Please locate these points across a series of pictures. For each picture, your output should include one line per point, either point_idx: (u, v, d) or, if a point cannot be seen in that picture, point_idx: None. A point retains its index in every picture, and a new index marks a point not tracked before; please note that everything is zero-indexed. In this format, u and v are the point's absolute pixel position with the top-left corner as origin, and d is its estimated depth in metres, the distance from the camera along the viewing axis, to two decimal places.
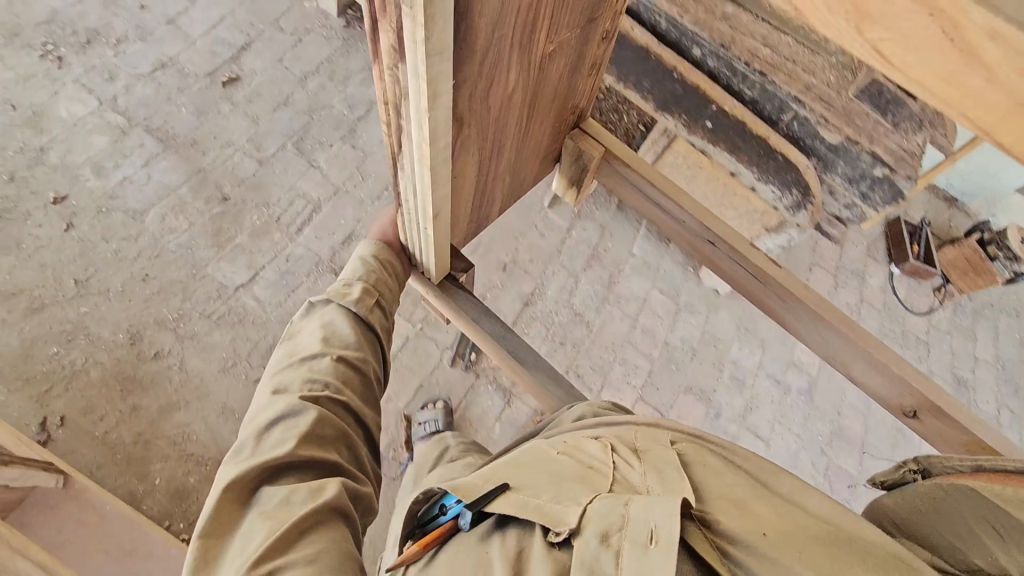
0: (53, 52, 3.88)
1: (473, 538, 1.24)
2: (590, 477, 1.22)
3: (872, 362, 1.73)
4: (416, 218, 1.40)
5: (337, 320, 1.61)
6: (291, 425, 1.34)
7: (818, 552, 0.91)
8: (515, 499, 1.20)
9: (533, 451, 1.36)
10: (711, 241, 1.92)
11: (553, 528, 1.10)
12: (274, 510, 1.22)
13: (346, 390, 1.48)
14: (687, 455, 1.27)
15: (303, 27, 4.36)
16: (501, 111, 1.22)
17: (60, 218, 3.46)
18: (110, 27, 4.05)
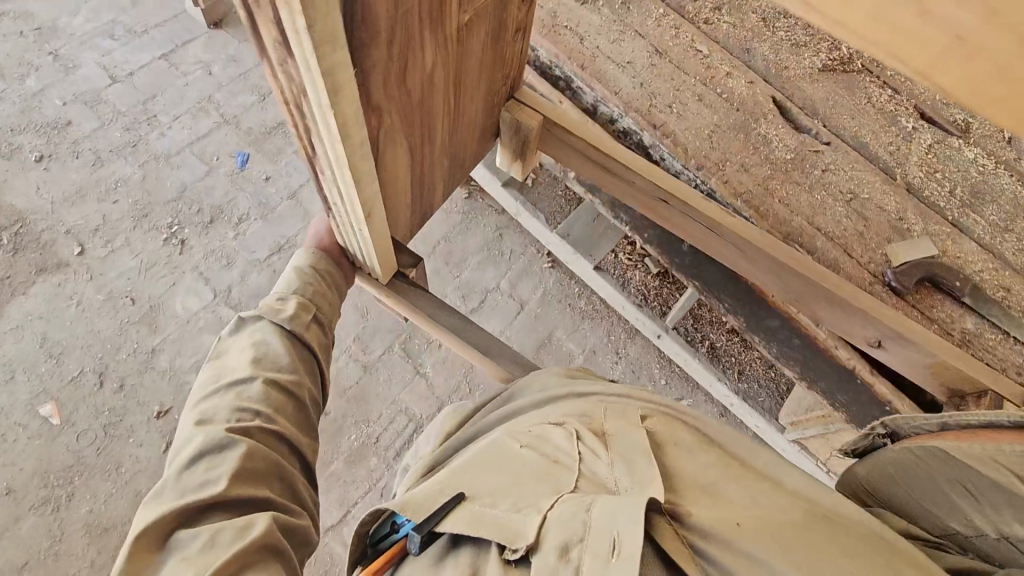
0: (179, 232, 3.56)
1: (433, 558, 1.18)
2: (552, 480, 1.19)
3: (836, 301, 1.70)
4: (345, 217, 1.43)
5: (269, 341, 1.54)
6: (217, 463, 1.27)
7: (802, 535, 0.98)
8: (471, 513, 1.14)
9: (501, 448, 1.31)
10: (659, 198, 1.77)
11: (510, 545, 1.05)
12: (200, 550, 1.15)
13: (279, 415, 1.42)
14: (661, 445, 1.24)
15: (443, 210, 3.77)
16: (423, 93, 1.25)
17: (162, 436, 3.09)
18: (237, 203, 3.67)
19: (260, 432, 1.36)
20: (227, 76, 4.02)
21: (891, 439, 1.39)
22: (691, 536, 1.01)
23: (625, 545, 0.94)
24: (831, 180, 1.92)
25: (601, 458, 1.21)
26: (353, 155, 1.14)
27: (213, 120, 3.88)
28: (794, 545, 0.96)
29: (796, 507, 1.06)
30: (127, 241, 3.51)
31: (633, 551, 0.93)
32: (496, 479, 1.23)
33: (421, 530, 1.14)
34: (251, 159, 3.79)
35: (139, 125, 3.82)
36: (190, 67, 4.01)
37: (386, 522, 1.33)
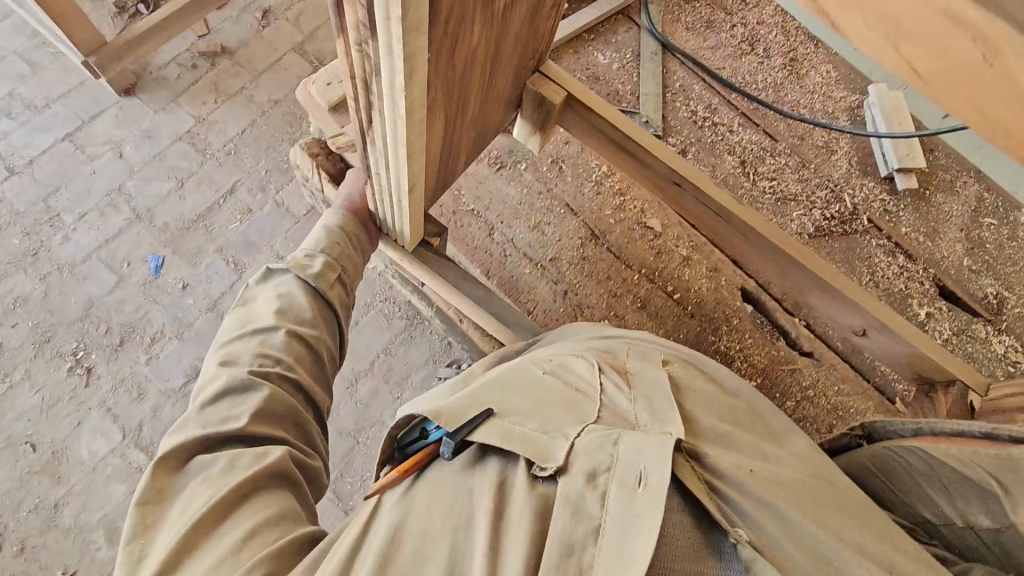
0: (83, 358, 1.44)
1: (458, 470, 0.72)
2: (576, 407, 0.76)
3: (825, 290, 1.00)
4: (381, 191, 0.94)
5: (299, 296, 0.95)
6: (239, 399, 0.81)
7: (813, 496, 0.69)
8: (499, 430, 0.72)
9: (520, 379, 0.83)
10: (674, 181, 1.06)
11: (540, 461, 0.66)
12: (215, 477, 0.73)
13: (301, 363, 0.90)
14: (685, 379, 0.86)
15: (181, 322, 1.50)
16: (467, 74, 0.77)
17: None
18: (146, 320, 1.48)
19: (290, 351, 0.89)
20: (143, 155, 1.63)
21: (868, 441, 0.87)
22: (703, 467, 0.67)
23: (650, 473, 0.60)
24: (815, 398, 1.10)
25: (621, 391, 0.80)
26: (409, 132, 0.69)
27: (121, 215, 1.57)
28: (810, 505, 0.67)
29: (815, 469, 0.76)
30: (27, 373, 1.42)
31: (662, 482, 0.59)
32: (521, 399, 0.78)
33: (455, 438, 0.71)
34: (168, 263, 1.54)
35: (40, 226, 1.56)
36: (99, 144, 1.64)
37: (417, 431, 0.82)
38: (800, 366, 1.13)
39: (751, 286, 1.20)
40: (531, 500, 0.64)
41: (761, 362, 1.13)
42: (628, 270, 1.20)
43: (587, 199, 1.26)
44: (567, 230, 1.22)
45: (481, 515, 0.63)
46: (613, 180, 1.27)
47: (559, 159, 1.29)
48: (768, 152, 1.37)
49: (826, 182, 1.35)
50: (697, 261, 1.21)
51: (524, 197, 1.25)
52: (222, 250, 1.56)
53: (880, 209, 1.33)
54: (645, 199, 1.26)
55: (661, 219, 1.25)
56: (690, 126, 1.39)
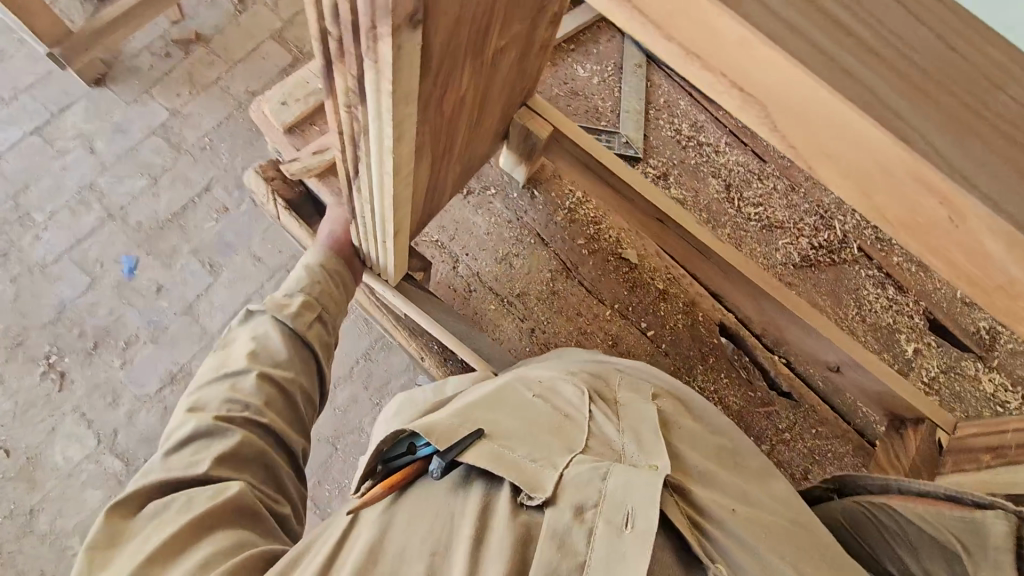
0: (57, 362, 1.42)
1: (445, 492, 0.63)
2: (564, 433, 0.67)
3: (802, 330, 0.95)
4: (365, 232, 0.89)
5: (273, 338, 0.86)
6: (207, 441, 0.73)
7: (794, 537, 0.62)
8: (486, 452, 0.62)
9: (506, 395, 0.72)
10: (657, 217, 1.03)
11: (526, 492, 0.59)
12: (181, 510, 0.66)
13: (275, 407, 0.80)
14: (677, 412, 0.76)
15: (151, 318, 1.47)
16: (453, 120, 0.72)
17: None
18: (121, 324, 1.46)
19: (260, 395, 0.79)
20: (115, 151, 1.60)
21: (838, 496, 0.81)
22: (686, 503, 0.60)
23: (639, 514, 0.55)
24: (790, 440, 1.05)
25: (610, 418, 0.70)
26: (398, 185, 0.66)
27: (93, 215, 1.54)
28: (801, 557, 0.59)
29: (795, 506, 0.69)
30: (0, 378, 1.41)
31: (650, 527, 0.53)
32: (509, 418, 0.68)
33: (446, 458, 0.61)
34: (142, 264, 1.51)
35: (9, 225, 1.53)
36: (69, 138, 1.60)
37: (406, 445, 0.70)
38: (776, 408, 1.07)
39: (731, 322, 1.09)
40: (512, 529, 0.56)
41: (735, 402, 1.07)
42: (601, 305, 1.12)
43: (559, 232, 1.16)
44: (536, 261, 1.15)
45: (462, 542, 0.56)
46: (586, 210, 1.17)
47: (531, 188, 1.18)
48: (754, 175, 1.26)
49: (817, 209, 1.25)
50: (674, 296, 1.11)
51: (492, 227, 1.18)
52: (197, 251, 1.53)
53: (873, 237, 1.23)
54: (619, 229, 1.16)
55: (637, 250, 1.14)
56: (672, 146, 1.28)
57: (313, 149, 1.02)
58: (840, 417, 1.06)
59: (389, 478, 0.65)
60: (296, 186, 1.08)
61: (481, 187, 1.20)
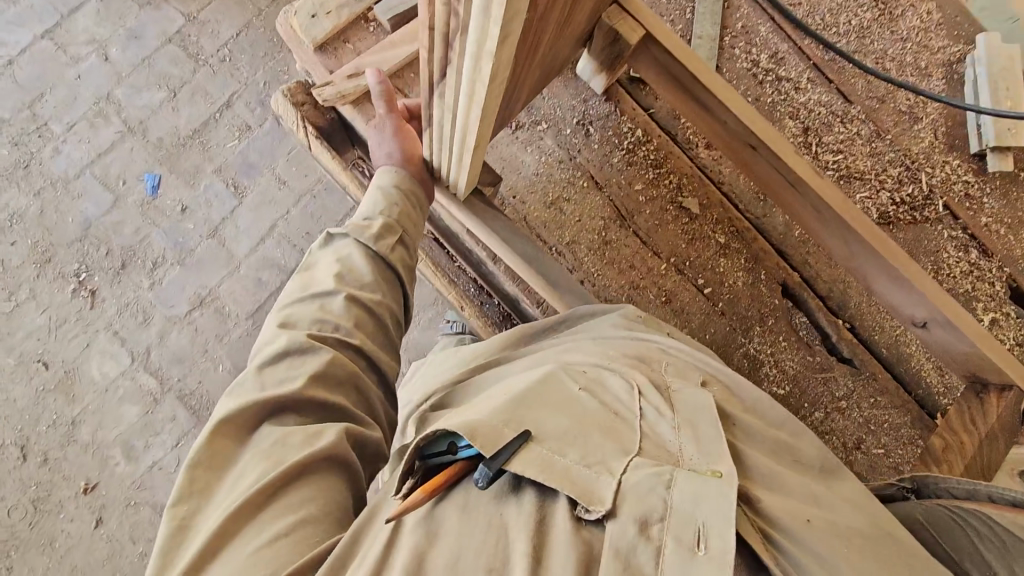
0: (87, 280, 1.42)
1: (491, 499, 0.55)
2: (617, 434, 0.60)
3: (891, 279, 0.83)
4: (440, 142, 0.77)
5: (356, 259, 0.79)
6: (301, 359, 0.68)
7: (881, 556, 0.56)
8: (536, 459, 0.55)
9: (550, 386, 0.65)
10: (750, 143, 0.84)
11: (585, 505, 0.52)
12: (278, 451, 0.61)
13: (365, 329, 0.75)
14: (730, 405, 0.69)
15: (176, 238, 1.44)
16: (548, 16, 0.58)
17: (92, 561, 1.30)
18: (147, 244, 1.44)
19: (349, 316, 0.74)
20: (130, 59, 1.51)
21: (915, 497, 0.74)
22: (755, 516, 0.56)
23: (713, 532, 0.49)
24: (847, 408, 0.99)
25: (664, 414, 0.63)
26: (489, 95, 0.54)
27: (111, 128, 1.48)
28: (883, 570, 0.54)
29: (877, 513, 0.63)
30: (32, 293, 1.41)
31: (726, 549, 0.48)
32: (557, 415, 0.60)
33: (492, 467, 0.54)
34: (165, 182, 1.46)
35: (27, 136, 1.47)
36: (81, 45, 1.51)
37: (446, 442, 0.60)
38: (835, 375, 1.00)
39: (794, 281, 1.03)
40: (575, 547, 0.50)
41: (794, 367, 1.00)
42: (657, 259, 1.02)
43: (617, 175, 1.04)
44: (589, 207, 1.03)
45: (518, 561, 0.49)
46: (648, 150, 1.05)
47: (587, 125, 1.06)
48: (836, 118, 1.13)
49: (904, 157, 1.12)
50: (735, 250, 1.03)
51: (542, 167, 1.05)
52: (220, 171, 1.48)
53: (962, 191, 1.11)
54: (682, 175, 1.05)
55: (700, 199, 1.04)
56: (747, 81, 1.15)
57: (349, 72, 0.94)
58: (901, 386, 1.00)
59: (429, 481, 0.56)
60: (327, 112, 0.98)
61: (531, 120, 1.06)
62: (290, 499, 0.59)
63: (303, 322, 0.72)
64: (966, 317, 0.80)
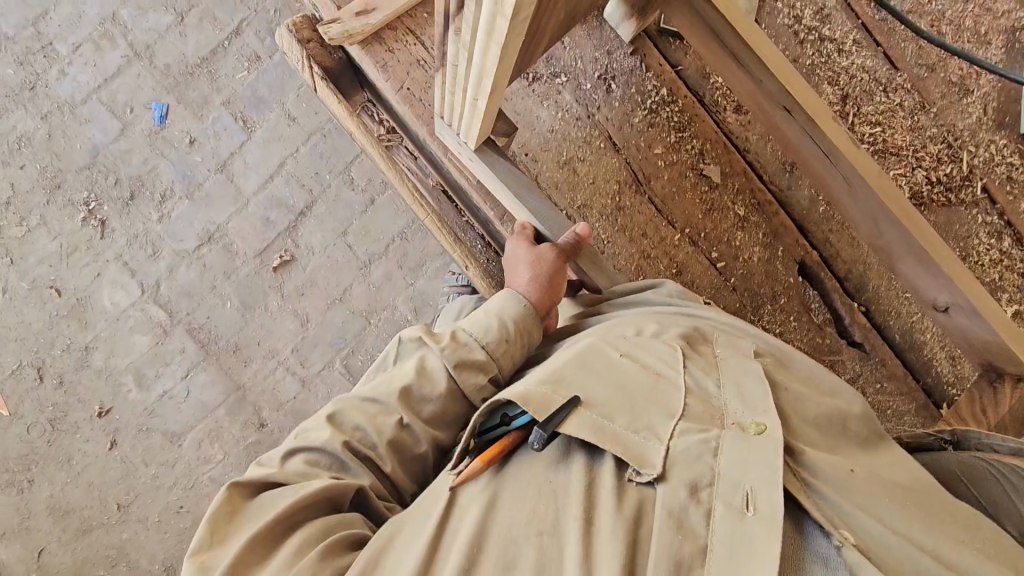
0: (96, 210, 1.41)
1: (542, 464, 0.57)
2: (662, 394, 0.60)
3: (920, 263, 0.77)
4: (453, 82, 0.71)
5: (428, 380, 0.68)
6: (325, 460, 0.65)
7: (926, 512, 0.56)
8: (591, 425, 0.56)
9: (594, 357, 0.64)
10: (782, 106, 0.72)
11: (636, 470, 0.53)
12: (293, 487, 0.61)
13: (401, 450, 0.67)
14: (778, 372, 0.67)
15: (184, 170, 1.42)
16: None
17: (105, 478, 1.37)
18: (155, 175, 1.42)
19: (390, 438, 0.66)
20: None
21: (953, 449, 0.73)
22: (800, 469, 0.55)
23: (761, 493, 0.50)
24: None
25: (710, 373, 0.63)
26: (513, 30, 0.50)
27: (117, 51, 1.42)
28: (930, 522, 0.54)
29: (916, 473, 0.62)
30: (42, 219, 1.41)
31: (774, 511, 0.48)
32: (604, 381, 0.61)
33: (547, 430, 0.56)
34: (173, 112, 1.42)
35: (32, 56, 1.43)
36: None
37: (498, 415, 0.62)
38: (844, 358, 0.98)
39: (813, 260, 0.99)
40: (626, 512, 0.52)
41: (801, 348, 0.98)
42: (670, 228, 0.98)
43: (635, 137, 0.99)
44: (603, 168, 0.98)
45: (571, 523, 0.52)
46: (672, 111, 0.99)
47: (608, 80, 0.99)
48: (879, 85, 1.05)
49: (946, 134, 1.05)
50: (754, 224, 0.99)
51: (557, 123, 0.99)
52: (229, 103, 1.43)
53: (1004, 174, 1.05)
54: (706, 140, 1.00)
55: (721, 167, 1.00)
56: (787, 40, 1.04)
57: (357, 8, 0.89)
58: (911, 375, 0.98)
59: (487, 451, 0.58)
60: (336, 52, 0.95)
61: (550, 72, 1.00)
62: (308, 524, 0.59)
63: (347, 423, 0.66)
64: (992, 305, 0.77)
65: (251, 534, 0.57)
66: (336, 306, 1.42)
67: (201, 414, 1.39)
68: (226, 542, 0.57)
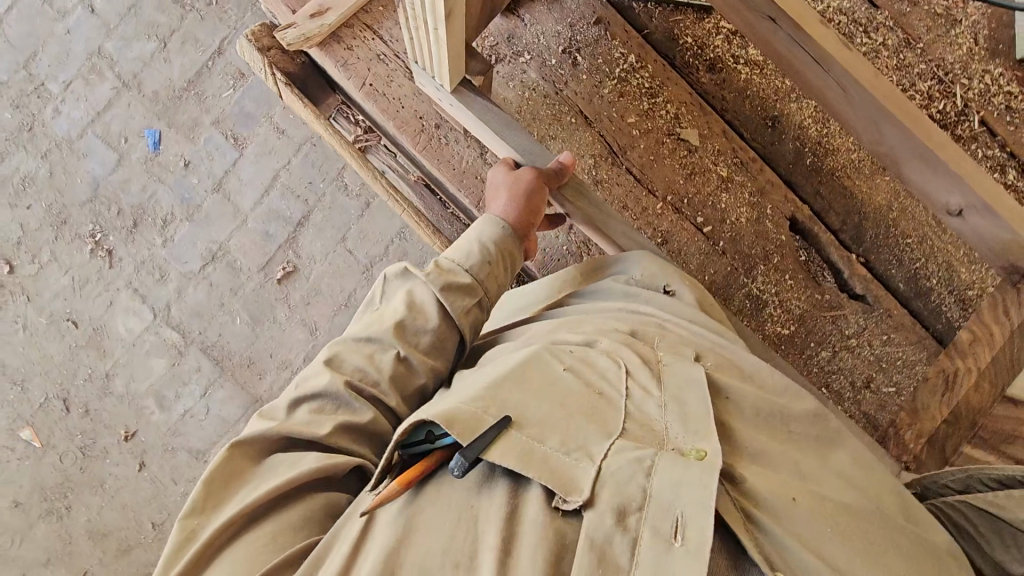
0: (102, 240, 1.45)
1: (466, 485, 0.53)
2: (599, 416, 0.57)
3: (930, 168, 0.65)
4: (413, 15, 0.70)
5: (422, 311, 0.68)
6: (331, 405, 0.62)
7: (860, 534, 0.55)
8: (519, 449, 0.52)
9: (534, 370, 0.61)
10: (766, 16, 0.65)
11: (562, 498, 0.50)
12: (289, 462, 0.58)
13: (403, 385, 0.65)
14: (724, 376, 0.66)
15: (182, 192, 1.45)
16: None
17: (140, 498, 1.41)
18: (155, 201, 1.45)
19: (391, 374, 0.64)
20: (116, 9, 1.46)
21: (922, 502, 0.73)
22: (739, 494, 0.54)
23: (691, 520, 0.47)
24: (857, 347, 0.95)
25: (651, 392, 0.60)
26: None
27: (106, 84, 1.45)
28: (859, 545, 0.54)
29: (867, 492, 0.60)
30: (54, 255, 1.45)
31: (703, 541, 0.46)
32: (540, 400, 0.57)
33: (469, 457, 0.51)
34: (165, 138, 1.45)
35: (27, 98, 1.46)
36: None
37: (423, 431, 0.57)
38: (846, 312, 0.95)
39: (805, 215, 0.96)
40: (546, 542, 0.49)
41: (801, 306, 0.95)
42: (651, 197, 0.96)
43: (607, 108, 0.97)
44: (578, 143, 0.96)
45: (486, 554, 0.48)
46: (642, 77, 0.98)
47: (573, 53, 0.98)
48: (858, 27, 1.01)
49: (936, 69, 1.01)
50: (739, 184, 0.96)
51: (524, 101, 0.97)
52: (218, 122, 1.45)
53: (1003, 104, 1.00)
54: (680, 103, 0.98)
55: (700, 130, 0.97)
56: None
57: (312, 10, 0.91)
58: (918, 322, 0.96)
59: (405, 473, 0.54)
60: (299, 57, 0.97)
61: (512, 51, 0.98)
62: (294, 506, 0.57)
63: (349, 364, 0.65)
64: (1010, 202, 0.64)
65: (238, 513, 0.55)
66: (343, 312, 1.43)
67: (223, 429, 1.42)
68: (215, 513, 0.56)
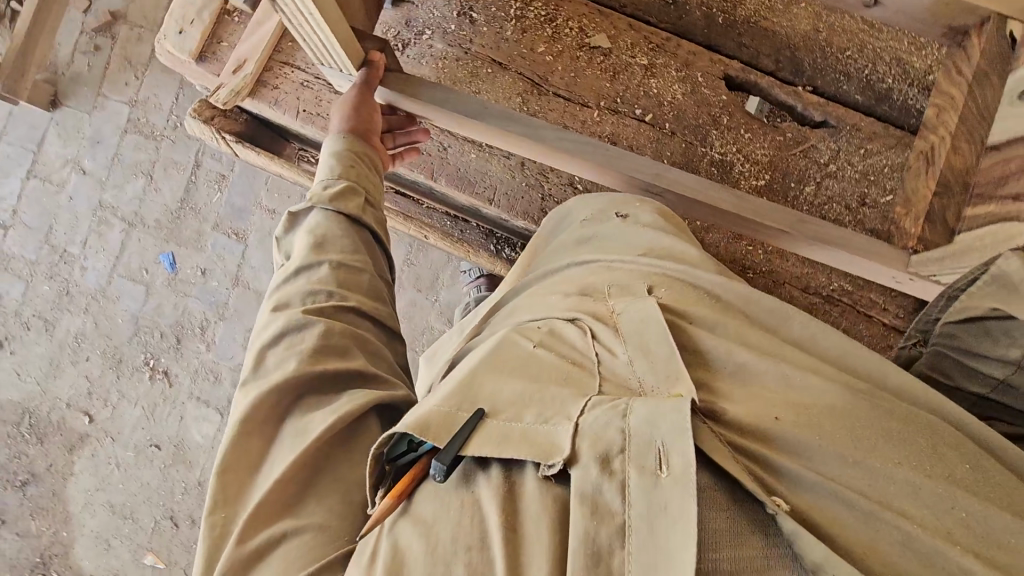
0: (156, 365, 1.57)
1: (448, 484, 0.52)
2: (575, 380, 0.57)
3: None
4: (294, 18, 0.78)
5: (316, 226, 0.78)
6: (294, 335, 0.68)
7: (857, 431, 0.53)
8: (496, 435, 0.52)
9: (506, 353, 0.60)
10: None
11: (544, 464, 0.49)
12: (298, 434, 0.63)
13: (352, 285, 0.75)
14: (684, 304, 0.65)
15: (207, 298, 1.56)
16: None
17: None
18: (189, 313, 1.56)
19: (334, 279, 0.74)
20: (103, 163, 1.62)
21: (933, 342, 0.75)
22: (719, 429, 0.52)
23: (672, 448, 0.46)
24: (838, 170, 1.01)
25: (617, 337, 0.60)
26: None
27: (116, 229, 1.60)
28: (856, 441, 0.52)
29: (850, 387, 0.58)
30: (121, 394, 1.58)
31: (686, 465, 0.45)
32: (511, 377, 0.57)
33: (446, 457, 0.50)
34: (178, 257, 1.57)
35: (57, 266, 1.63)
36: (60, 169, 1.64)
37: (405, 442, 0.57)
38: (813, 142, 1.02)
39: (735, 69, 1.04)
40: (543, 515, 0.48)
41: (768, 152, 1.01)
42: (587, 109, 1.03)
43: (515, 48, 1.04)
44: (503, 87, 1.03)
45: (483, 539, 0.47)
46: (537, 9, 1.05)
47: (467, 13, 1.05)
48: None
49: None
50: (662, 65, 1.04)
51: (441, 73, 1.04)
52: (217, 226, 1.57)
53: None
54: (580, 18, 1.05)
55: (606, 32, 1.05)
56: None
57: (232, 67, 1.02)
58: (889, 125, 1.03)
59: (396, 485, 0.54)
60: (239, 116, 1.11)
61: (413, 34, 1.05)
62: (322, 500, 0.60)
63: (291, 298, 0.72)
64: None
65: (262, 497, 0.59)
66: None
67: None
68: (237, 503, 0.60)
